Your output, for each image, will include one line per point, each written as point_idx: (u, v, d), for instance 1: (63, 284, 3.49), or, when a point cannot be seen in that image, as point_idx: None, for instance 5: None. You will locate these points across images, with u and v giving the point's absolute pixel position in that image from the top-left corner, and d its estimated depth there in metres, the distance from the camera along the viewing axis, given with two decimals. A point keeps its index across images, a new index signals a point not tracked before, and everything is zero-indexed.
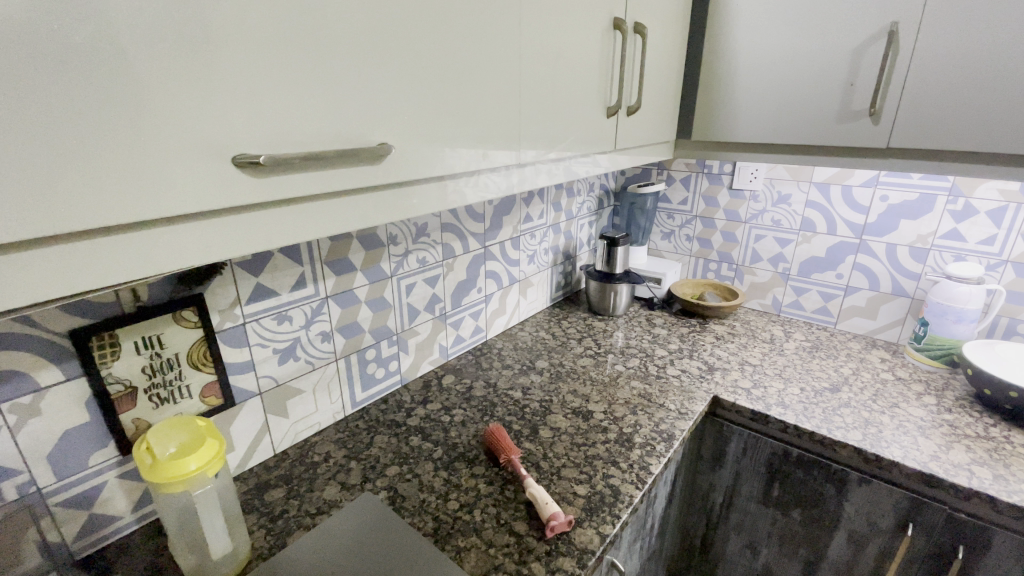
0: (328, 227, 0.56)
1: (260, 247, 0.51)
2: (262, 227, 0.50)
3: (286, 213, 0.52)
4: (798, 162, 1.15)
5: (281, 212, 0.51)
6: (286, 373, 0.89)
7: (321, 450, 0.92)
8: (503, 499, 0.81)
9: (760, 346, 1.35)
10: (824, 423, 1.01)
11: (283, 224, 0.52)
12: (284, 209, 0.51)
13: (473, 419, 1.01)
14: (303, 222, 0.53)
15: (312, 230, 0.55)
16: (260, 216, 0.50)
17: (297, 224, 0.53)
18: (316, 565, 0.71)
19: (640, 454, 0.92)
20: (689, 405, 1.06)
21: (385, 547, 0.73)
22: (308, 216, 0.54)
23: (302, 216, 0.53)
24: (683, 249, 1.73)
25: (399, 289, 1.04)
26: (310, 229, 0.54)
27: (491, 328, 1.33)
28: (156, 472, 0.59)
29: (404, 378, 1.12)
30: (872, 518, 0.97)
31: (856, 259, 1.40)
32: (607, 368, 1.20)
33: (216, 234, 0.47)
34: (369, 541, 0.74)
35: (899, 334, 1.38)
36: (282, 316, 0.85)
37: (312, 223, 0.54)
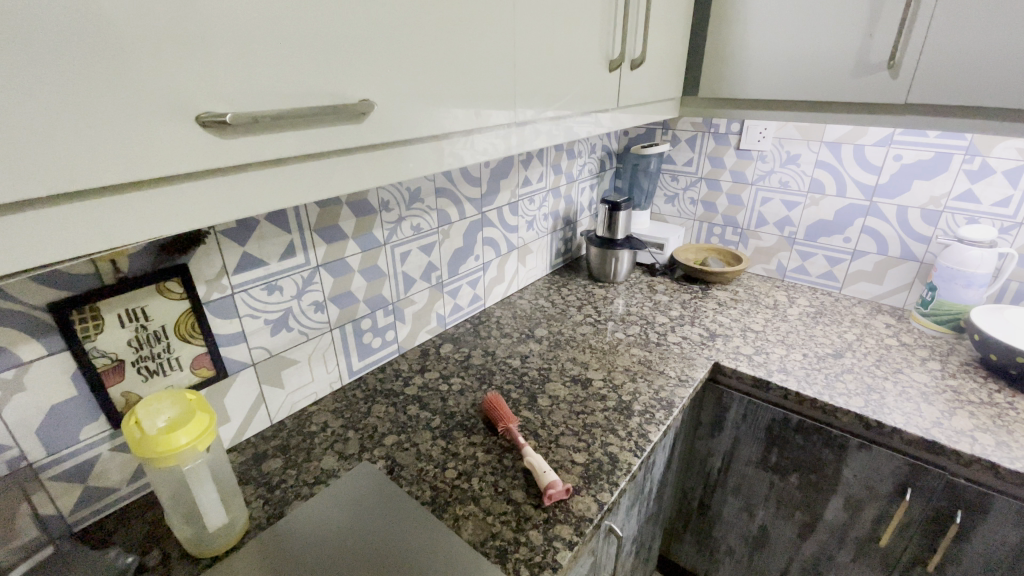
0: (310, 193, 0.52)
1: (232, 215, 0.47)
2: (244, 192, 0.46)
3: (261, 176, 0.47)
4: (813, 120, 1.09)
5: (255, 176, 0.47)
6: (279, 344, 0.87)
7: (318, 420, 0.91)
8: (501, 467, 0.81)
9: (763, 312, 1.33)
10: (826, 389, 1.00)
11: (258, 188, 0.47)
12: (258, 172, 0.47)
13: (471, 388, 1.00)
14: (281, 187, 0.49)
15: (292, 195, 0.51)
16: (241, 181, 0.46)
17: (275, 189, 0.49)
18: (315, 530, 0.71)
19: (640, 421, 0.91)
20: (689, 371, 1.05)
21: (383, 516, 0.73)
22: (286, 180, 0.49)
23: (279, 181, 0.49)
24: (687, 212, 1.68)
25: (394, 257, 1.01)
26: (289, 195, 0.50)
27: (490, 296, 1.31)
28: (150, 442, 0.58)
29: (402, 347, 1.11)
30: (871, 482, 0.97)
31: (865, 223, 1.36)
32: (607, 335, 1.19)
33: (182, 202, 0.43)
34: (366, 510, 0.74)
35: (905, 299, 1.36)
36: (272, 286, 0.83)
37: (290, 188, 0.50)
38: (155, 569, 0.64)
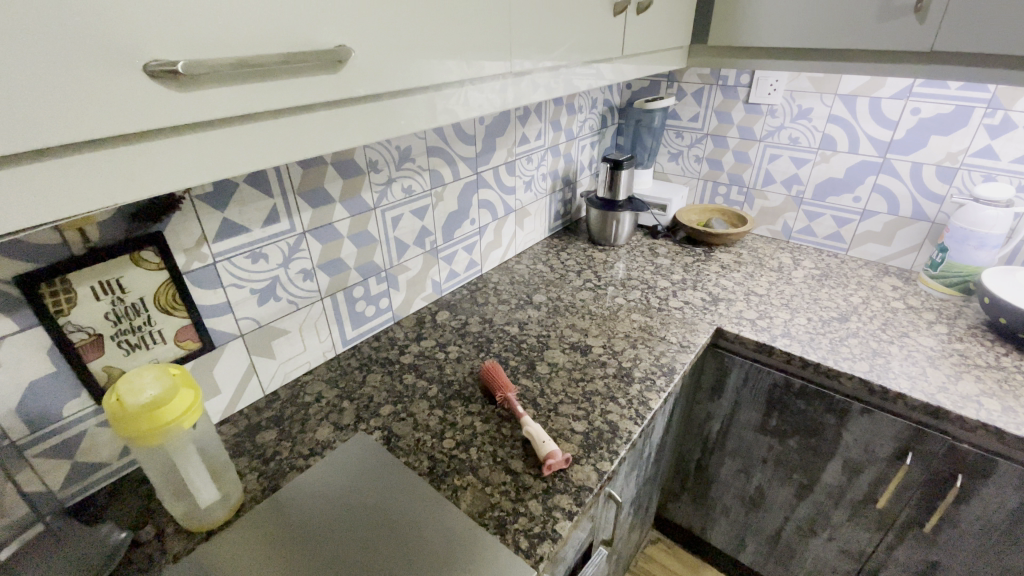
0: (285, 153, 0.47)
1: (194, 178, 0.42)
2: (211, 154, 0.42)
3: (226, 134, 0.42)
4: (827, 70, 1.02)
5: (218, 134, 0.41)
6: (268, 314, 0.84)
7: (312, 390, 0.89)
8: (500, 436, 0.79)
9: (768, 275, 1.29)
10: (830, 354, 0.98)
11: (223, 148, 0.42)
12: (221, 129, 0.42)
13: (468, 356, 0.98)
14: (251, 146, 0.44)
15: (263, 155, 0.45)
16: (208, 140, 0.41)
17: (244, 148, 0.44)
18: (311, 501, 0.70)
19: (640, 388, 0.89)
20: (691, 337, 1.03)
21: (383, 483, 0.72)
22: (256, 138, 0.44)
23: (247, 139, 0.44)
24: (692, 171, 1.62)
25: (385, 221, 0.97)
26: (259, 154, 0.45)
27: (487, 260, 1.27)
28: (138, 416, 0.56)
29: (397, 315, 1.08)
30: (871, 446, 0.97)
31: (876, 181, 1.30)
32: (607, 301, 1.16)
33: (134, 164, 0.38)
34: (366, 478, 0.73)
35: (914, 261, 1.32)
36: (256, 254, 0.79)
37: (261, 148, 0.45)
38: (150, 543, 0.63)
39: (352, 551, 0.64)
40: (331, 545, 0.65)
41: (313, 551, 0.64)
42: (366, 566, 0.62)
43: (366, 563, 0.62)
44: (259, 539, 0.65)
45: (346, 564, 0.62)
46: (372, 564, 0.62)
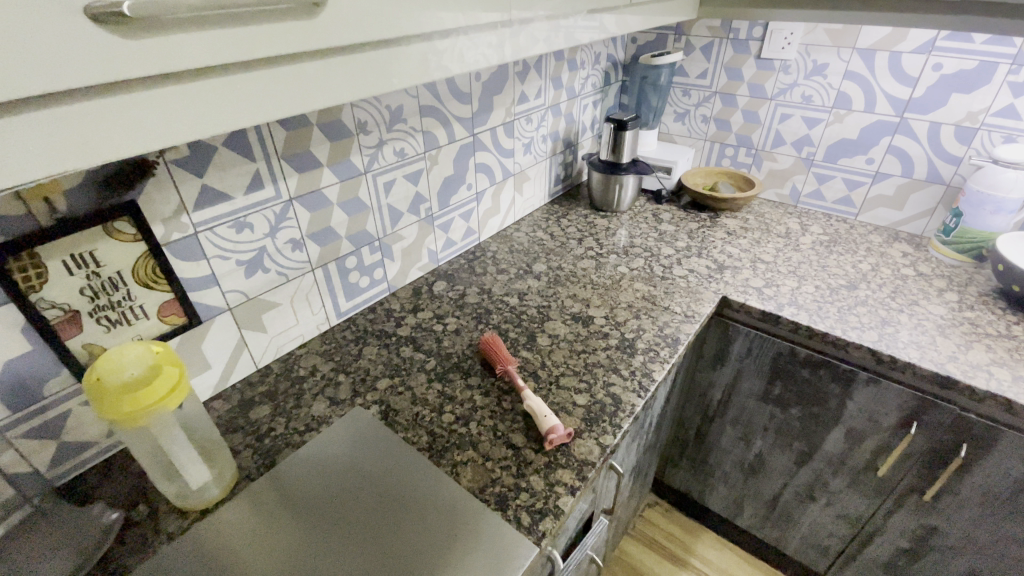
0: (265, 112, 0.42)
1: (162, 140, 0.37)
2: (180, 113, 0.37)
3: (195, 90, 0.37)
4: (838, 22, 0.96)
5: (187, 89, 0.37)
6: (256, 286, 0.80)
7: (307, 364, 0.87)
8: (500, 410, 0.77)
9: (775, 241, 1.25)
10: (838, 323, 0.95)
11: (193, 106, 0.37)
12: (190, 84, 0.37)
13: (467, 328, 0.95)
14: (225, 103, 0.39)
15: (239, 113, 0.40)
16: (174, 96, 0.36)
17: (218, 105, 0.39)
18: (307, 478, 0.68)
19: (643, 360, 0.87)
20: (696, 307, 1.00)
21: (382, 457, 0.70)
22: (230, 93, 0.39)
23: (221, 94, 0.39)
24: (698, 131, 1.55)
25: (377, 187, 0.91)
26: (235, 112, 0.40)
27: (484, 228, 1.22)
28: (119, 398, 0.53)
29: (392, 286, 1.04)
30: (875, 415, 0.96)
31: (891, 142, 1.25)
32: (608, 269, 1.12)
33: (92, 125, 0.33)
34: (365, 452, 0.71)
35: (925, 226, 1.28)
36: (240, 223, 0.74)
37: (236, 105, 0.40)
38: (143, 523, 0.62)
39: (350, 527, 0.62)
40: (329, 520, 0.63)
41: (310, 526, 0.62)
42: (365, 541, 0.61)
43: (366, 537, 0.61)
44: (255, 517, 0.63)
45: (345, 539, 0.61)
46: (372, 538, 0.61)
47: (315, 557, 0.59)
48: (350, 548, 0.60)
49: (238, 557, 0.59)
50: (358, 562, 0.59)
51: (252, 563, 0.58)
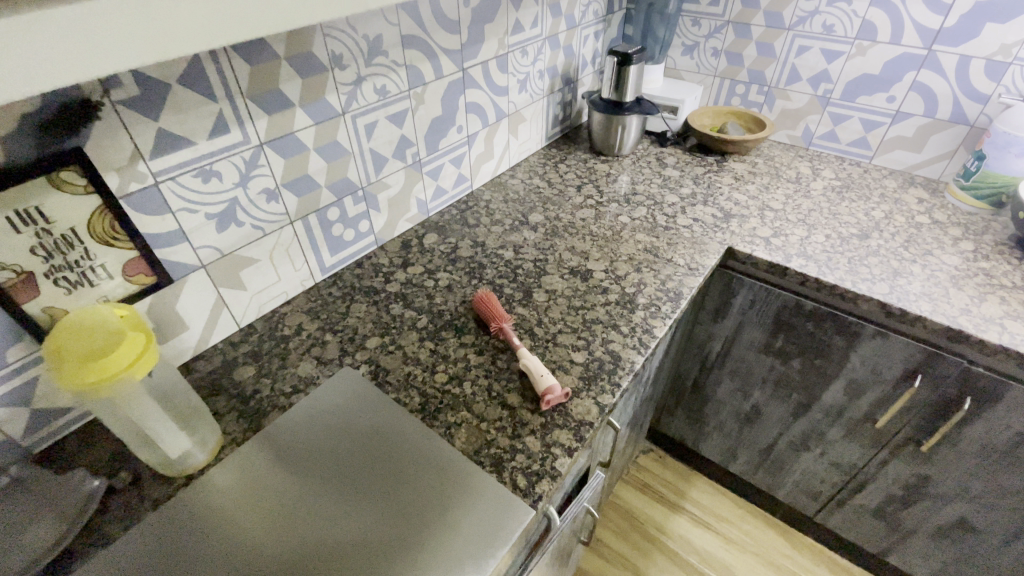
0: (178, 46, 0.32)
1: (27, 88, 0.27)
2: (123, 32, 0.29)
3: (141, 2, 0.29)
4: None
5: (57, 15, 0.26)
6: (230, 240, 0.74)
7: (292, 323, 0.82)
8: (494, 369, 0.74)
9: (784, 187, 1.18)
10: (849, 275, 0.91)
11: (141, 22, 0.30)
12: (60, 8, 0.26)
13: (459, 283, 0.90)
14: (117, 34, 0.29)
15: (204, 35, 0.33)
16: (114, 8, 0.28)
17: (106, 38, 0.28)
18: (299, 439, 0.65)
19: (644, 315, 0.83)
20: (700, 258, 0.94)
21: (377, 415, 0.68)
22: (123, 20, 0.29)
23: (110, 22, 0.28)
24: (708, 67, 1.44)
25: (357, 130, 0.83)
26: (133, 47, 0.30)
27: (477, 175, 1.15)
28: (70, 365, 0.49)
29: (380, 238, 0.98)
30: (879, 368, 0.94)
31: (915, 77, 1.15)
32: (608, 219, 1.06)
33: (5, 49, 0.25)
34: (357, 410, 0.68)
35: (944, 169, 1.21)
36: (206, 171, 0.67)
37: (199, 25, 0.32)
38: (126, 491, 0.59)
39: (349, 485, 0.61)
40: (326, 481, 0.61)
41: (307, 488, 0.61)
42: (367, 499, 0.59)
43: (367, 495, 0.60)
44: (247, 483, 0.61)
45: (345, 499, 0.60)
46: (373, 496, 0.60)
47: (316, 518, 0.58)
48: (351, 507, 0.59)
49: (234, 524, 0.57)
50: (361, 520, 0.58)
51: (250, 529, 0.57)
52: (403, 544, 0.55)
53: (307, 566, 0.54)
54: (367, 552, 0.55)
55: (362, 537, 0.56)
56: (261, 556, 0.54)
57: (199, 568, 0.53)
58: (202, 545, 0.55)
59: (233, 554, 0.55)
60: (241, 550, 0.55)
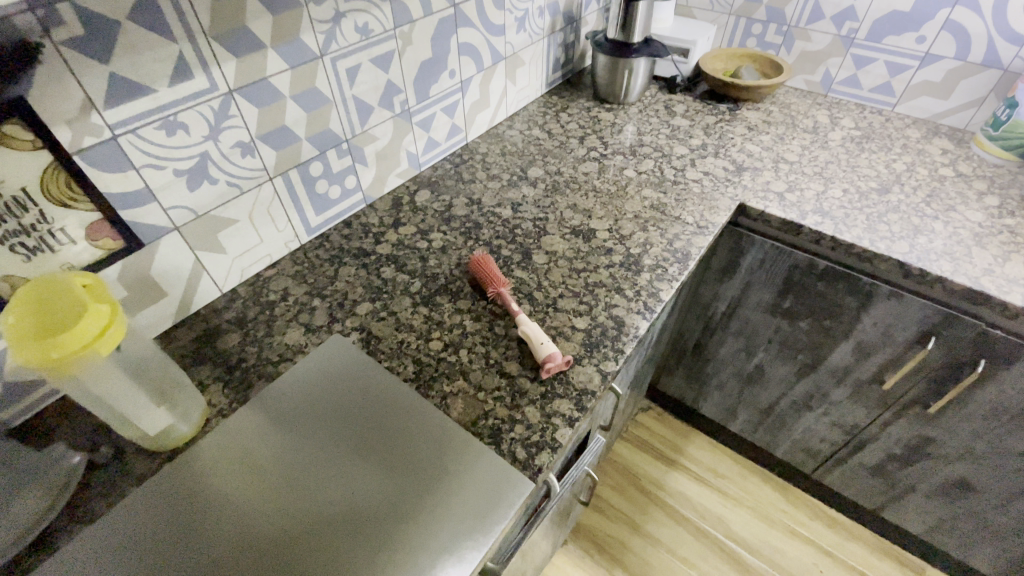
0: None
1: None
2: None
3: None
4: None
5: None
6: (204, 200, 0.68)
7: (277, 287, 0.78)
8: (492, 337, 0.70)
9: (800, 137, 1.11)
10: (867, 233, 0.86)
11: None
12: None
13: (454, 244, 0.85)
14: None
15: None
16: None
17: None
18: (299, 402, 0.62)
19: (650, 278, 0.78)
20: (709, 216, 0.89)
21: (380, 376, 0.65)
22: None
23: None
24: (723, 3, 1.32)
25: (338, 75, 0.76)
26: None
27: (472, 126, 1.07)
28: (24, 333, 0.46)
29: (368, 196, 0.92)
30: (890, 330, 0.90)
31: (950, 15, 1.05)
32: (613, 174, 0.99)
33: None
34: (359, 372, 0.65)
35: (970, 118, 1.13)
36: (170, 123, 0.61)
37: None
38: (108, 465, 0.57)
39: (346, 449, 0.58)
40: (321, 446, 0.59)
41: (303, 453, 0.58)
42: (366, 462, 0.57)
43: (375, 457, 0.58)
44: (239, 453, 0.58)
45: (343, 463, 0.57)
46: (381, 457, 0.58)
47: (314, 485, 0.56)
48: (351, 471, 0.57)
49: (230, 495, 0.55)
50: (362, 484, 0.56)
51: (248, 499, 0.54)
52: (409, 506, 0.54)
53: (311, 534, 0.52)
54: (372, 515, 0.53)
55: (365, 501, 0.54)
56: (262, 526, 0.53)
57: (208, 536, 0.52)
58: (198, 519, 0.53)
59: (235, 525, 0.53)
60: (241, 521, 0.53)
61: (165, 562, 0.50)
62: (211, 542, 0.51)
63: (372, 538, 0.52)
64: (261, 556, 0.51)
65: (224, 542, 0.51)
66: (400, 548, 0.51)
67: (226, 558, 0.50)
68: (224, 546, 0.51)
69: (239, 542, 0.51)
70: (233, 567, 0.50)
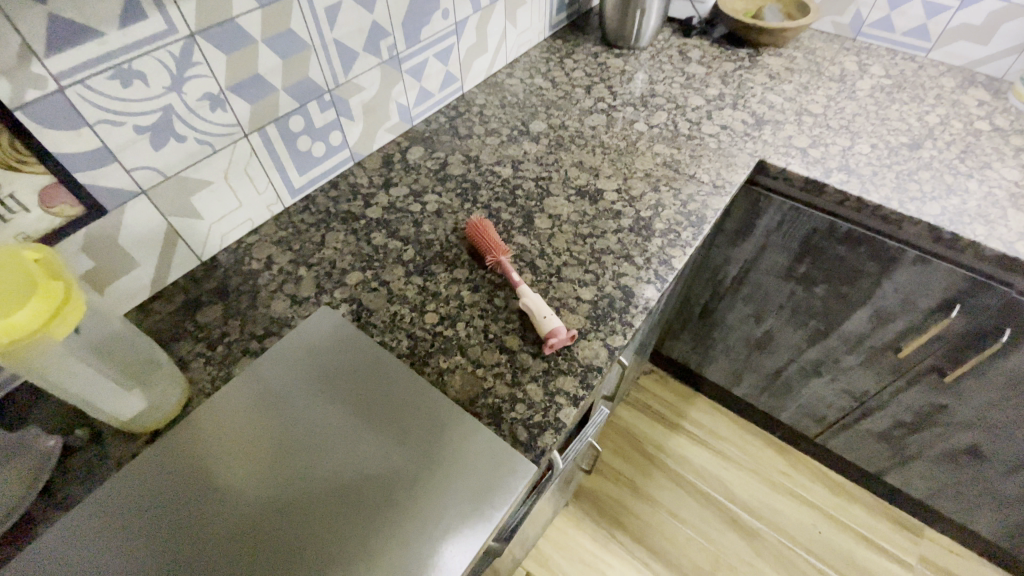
0: None
1: None
2: None
3: None
4: None
5: None
6: (172, 160, 0.61)
7: (261, 255, 0.72)
8: (491, 309, 0.66)
9: (826, 87, 1.02)
10: (895, 193, 0.79)
11: None
12: None
13: (450, 208, 0.78)
14: None
15: None
16: None
17: None
18: (299, 368, 0.58)
19: (661, 244, 0.73)
20: (726, 175, 0.82)
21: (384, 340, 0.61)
22: None
23: None
24: None
25: (315, 16, 0.67)
26: None
27: (468, 75, 0.98)
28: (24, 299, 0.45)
29: (356, 153, 0.85)
30: (911, 297, 0.86)
31: None
32: (621, 128, 0.91)
33: None
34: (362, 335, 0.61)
35: (1011, 66, 1.03)
36: (125, 72, 0.54)
37: None
38: (87, 448, 0.53)
39: (349, 419, 0.54)
40: (321, 417, 0.55)
41: (307, 420, 0.54)
42: (372, 429, 0.54)
43: (384, 422, 0.54)
44: (235, 425, 0.54)
45: (350, 429, 0.54)
46: (391, 422, 0.54)
47: (322, 451, 0.52)
48: (360, 436, 0.53)
49: (232, 468, 0.51)
50: (370, 452, 0.52)
51: (252, 469, 0.51)
52: (420, 476, 0.50)
53: (317, 510, 0.49)
54: (383, 485, 0.50)
55: (373, 473, 0.51)
56: (264, 504, 0.49)
57: (214, 509, 0.49)
58: (197, 497, 0.49)
59: (241, 496, 0.49)
60: (240, 500, 0.49)
61: (168, 541, 0.47)
62: (216, 516, 0.48)
63: (387, 506, 0.49)
64: (272, 527, 0.48)
65: (230, 514, 0.48)
66: (415, 520, 0.48)
67: (235, 531, 0.47)
68: (232, 520, 0.48)
69: (245, 516, 0.48)
70: (236, 549, 0.46)
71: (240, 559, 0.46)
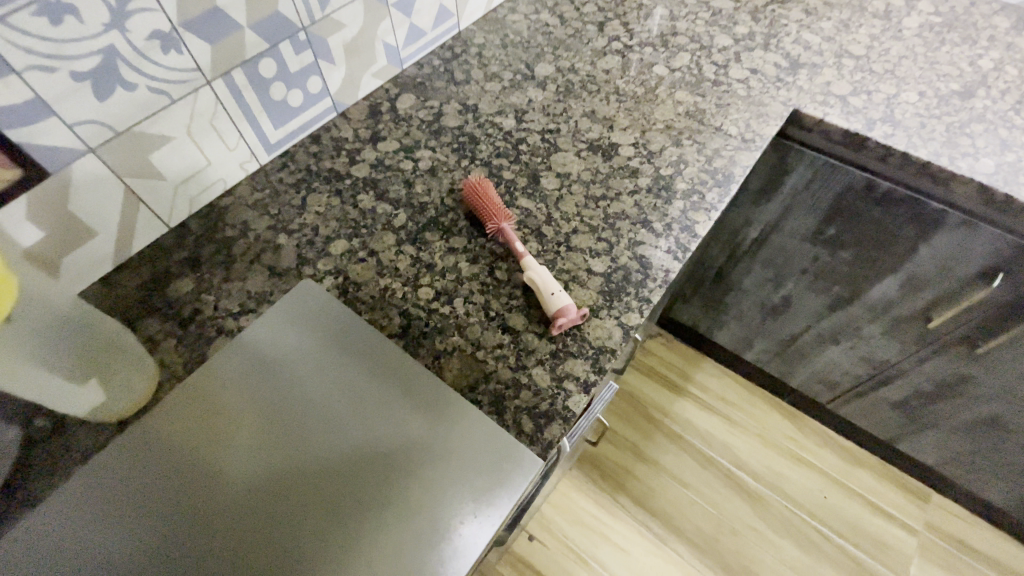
0: None
1: None
2: None
3: None
4: None
5: None
6: (122, 112, 0.53)
7: (236, 221, 0.65)
8: (492, 283, 0.59)
9: (869, 24, 0.90)
10: (946, 148, 0.70)
11: None
12: None
13: (446, 165, 0.70)
14: None
15: None
16: None
17: None
18: (292, 338, 0.53)
19: (682, 207, 0.65)
20: (756, 127, 0.73)
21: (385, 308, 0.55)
22: None
23: None
24: None
25: None
26: None
27: (464, 10, 0.86)
28: None
29: (338, 103, 0.76)
30: (950, 264, 0.79)
31: None
32: (638, 72, 0.81)
33: None
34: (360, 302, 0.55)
35: None
36: (51, 5, 0.44)
37: None
38: None
39: (347, 393, 0.49)
40: (316, 394, 0.49)
41: (303, 393, 0.49)
42: (375, 405, 0.49)
43: (387, 396, 0.49)
44: (223, 400, 0.49)
45: (351, 403, 0.49)
46: (395, 396, 0.49)
47: (321, 428, 0.47)
48: (362, 412, 0.48)
49: (220, 447, 0.46)
50: (373, 429, 0.47)
51: (244, 448, 0.46)
52: (427, 457, 0.46)
53: (316, 499, 0.44)
54: (389, 464, 0.45)
55: (375, 454, 0.46)
56: (255, 492, 0.44)
57: (203, 492, 0.44)
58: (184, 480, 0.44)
59: (232, 479, 0.45)
60: (228, 487, 0.44)
61: (153, 529, 0.42)
62: (206, 499, 0.44)
63: (395, 487, 0.44)
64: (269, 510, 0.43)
65: (222, 498, 0.44)
66: (424, 509, 0.43)
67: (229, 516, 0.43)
68: (224, 504, 0.43)
69: (238, 501, 0.44)
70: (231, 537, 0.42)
71: (233, 550, 0.42)
